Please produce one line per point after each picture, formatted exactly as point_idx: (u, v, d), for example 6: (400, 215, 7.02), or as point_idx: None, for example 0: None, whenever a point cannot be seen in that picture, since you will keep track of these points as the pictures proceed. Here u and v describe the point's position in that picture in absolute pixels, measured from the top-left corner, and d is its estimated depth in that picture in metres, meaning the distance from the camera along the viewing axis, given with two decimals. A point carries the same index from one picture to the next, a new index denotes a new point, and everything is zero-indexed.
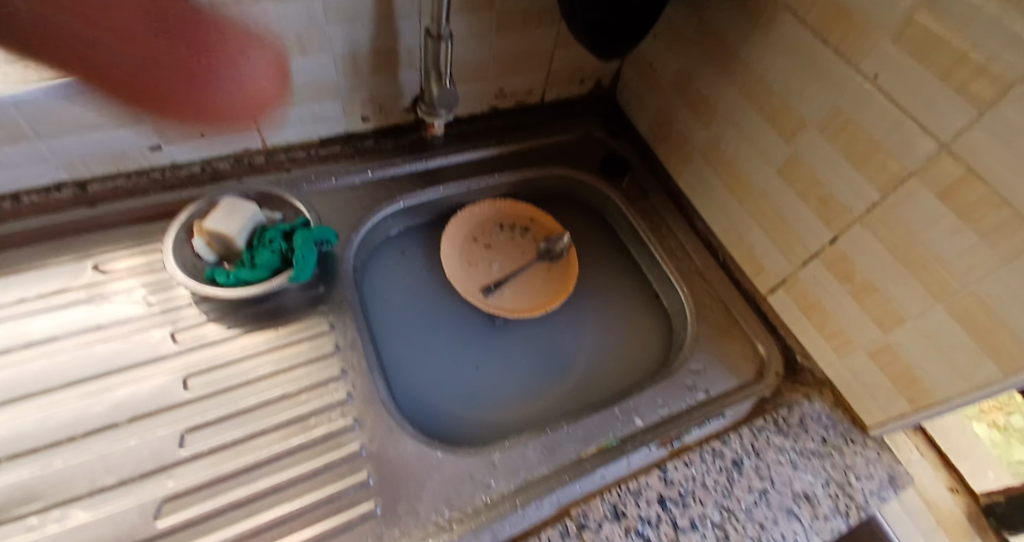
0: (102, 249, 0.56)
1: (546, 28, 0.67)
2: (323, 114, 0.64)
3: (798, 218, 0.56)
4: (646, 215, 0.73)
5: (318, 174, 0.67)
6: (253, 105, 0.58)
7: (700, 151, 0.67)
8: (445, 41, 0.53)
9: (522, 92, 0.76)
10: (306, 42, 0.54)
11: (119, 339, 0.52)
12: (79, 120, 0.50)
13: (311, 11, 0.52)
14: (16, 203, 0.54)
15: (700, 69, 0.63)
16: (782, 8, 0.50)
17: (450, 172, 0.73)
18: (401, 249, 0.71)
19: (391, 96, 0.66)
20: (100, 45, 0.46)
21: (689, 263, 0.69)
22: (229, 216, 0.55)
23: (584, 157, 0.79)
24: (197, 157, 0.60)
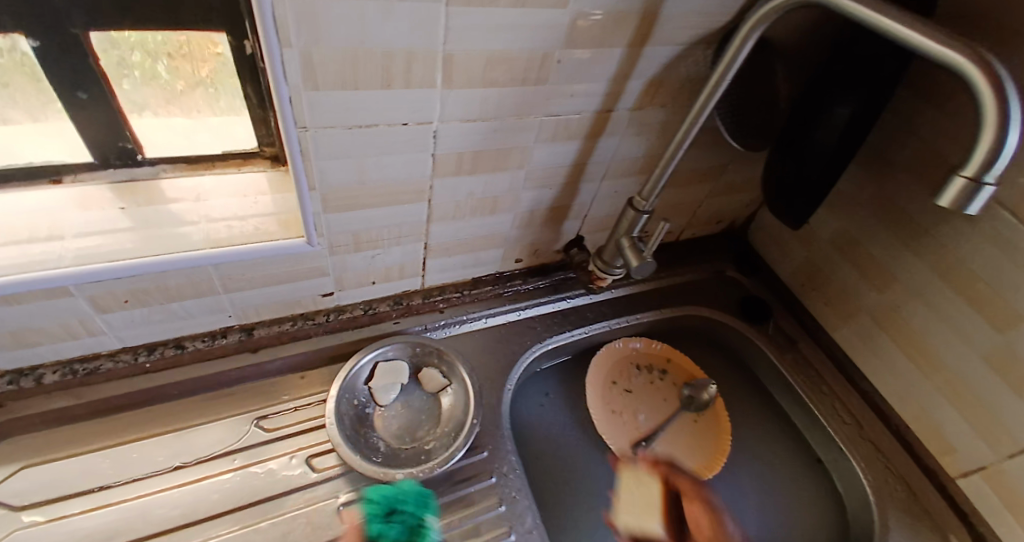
0: (263, 402, 0.53)
1: (706, 183, 0.67)
2: (484, 259, 0.62)
3: (1006, 410, 0.52)
4: (802, 370, 0.69)
5: (469, 315, 0.64)
6: (428, 254, 0.57)
7: (870, 313, 0.63)
8: (646, 214, 0.51)
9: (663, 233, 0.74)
10: (498, 203, 0.54)
11: (286, 517, 0.46)
12: (269, 278, 0.49)
13: (514, 180, 0.52)
14: (180, 350, 0.52)
15: (872, 236, 0.61)
16: (994, 202, 0.49)
17: (595, 313, 0.70)
18: (544, 391, 0.67)
19: (548, 241, 0.65)
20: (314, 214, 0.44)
21: (858, 430, 0.64)
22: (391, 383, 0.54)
23: (720, 296, 0.76)
24: (360, 300, 0.58)
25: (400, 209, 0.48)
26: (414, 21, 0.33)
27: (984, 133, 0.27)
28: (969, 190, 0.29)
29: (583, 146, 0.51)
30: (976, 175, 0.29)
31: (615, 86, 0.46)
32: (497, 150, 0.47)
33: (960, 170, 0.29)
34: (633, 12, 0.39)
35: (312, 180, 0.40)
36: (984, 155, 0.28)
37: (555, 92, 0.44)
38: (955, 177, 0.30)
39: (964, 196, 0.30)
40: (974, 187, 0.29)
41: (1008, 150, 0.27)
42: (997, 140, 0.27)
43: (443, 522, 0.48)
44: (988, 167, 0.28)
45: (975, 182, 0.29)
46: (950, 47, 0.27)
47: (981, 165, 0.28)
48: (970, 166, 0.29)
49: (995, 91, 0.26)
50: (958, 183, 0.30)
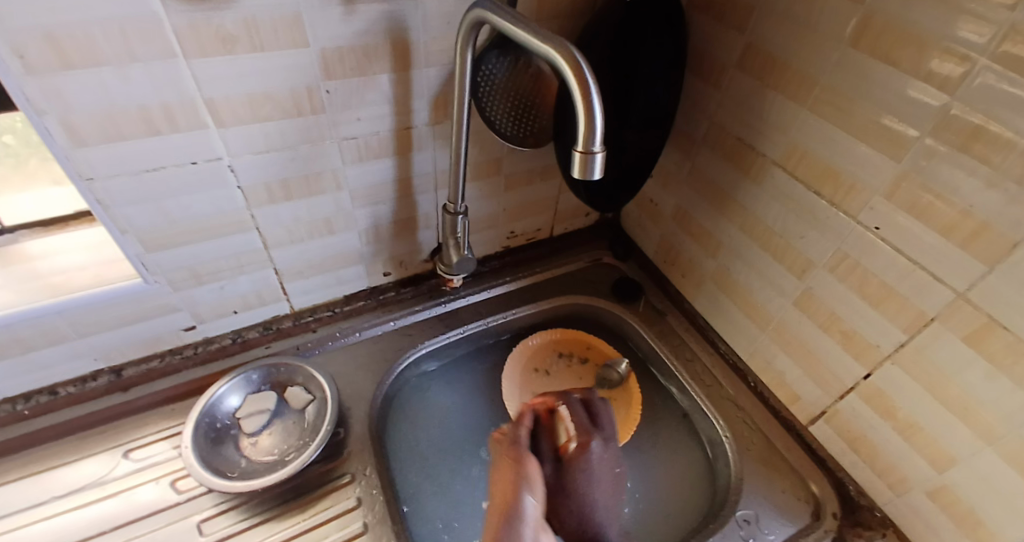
0: (132, 435, 0.56)
1: (551, 180, 0.72)
2: (347, 277, 0.67)
3: (827, 353, 0.55)
4: (667, 340, 0.73)
5: (342, 330, 0.68)
6: (282, 279, 0.61)
7: (711, 279, 0.68)
8: (462, 215, 0.56)
9: (532, 230, 0.79)
10: (334, 223, 0.59)
11: (146, 535, 0.49)
12: (118, 318, 0.54)
13: (340, 201, 0.57)
14: (54, 396, 0.56)
15: (698, 207, 0.66)
16: (770, 163, 0.55)
17: (470, 313, 0.74)
18: (426, 392, 0.69)
19: (409, 252, 0.69)
20: (127, 248, 0.48)
21: (719, 389, 0.67)
22: (260, 409, 0.57)
23: (596, 282, 0.81)
24: (227, 330, 0.62)
25: (228, 241, 0.53)
26: (157, 79, 0.39)
27: (578, 110, 0.31)
28: (586, 161, 0.33)
29: (397, 162, 0.57)
30: (585, 146, 0.32)
31: (399, 106, 0.52)
32: (308, 175, 0.53)
33: (576, 144, 0.33)
34: (380, 45, 0.46)
35: (119, 225, 0.46)
36: (584, 127, 0.32)
37: (339, 119, 0.50)
38: (575, 151, 0.33)
39: (585, 166, 0.33)
40: (588, 158, 0.33)
41: (598, 122, 0.31)
42: (587, 113, 0.31)
43: (288, 524, 0.51)
44: (589, 137, 0.32)
45: (587, 153, 0.32)
46: (548, 44, 0.32)
47: (585, 138, 0.32)
48: (578, 140, 0.32)
49: (575, 73, 0.30)
50: (577, 156, 0.33)
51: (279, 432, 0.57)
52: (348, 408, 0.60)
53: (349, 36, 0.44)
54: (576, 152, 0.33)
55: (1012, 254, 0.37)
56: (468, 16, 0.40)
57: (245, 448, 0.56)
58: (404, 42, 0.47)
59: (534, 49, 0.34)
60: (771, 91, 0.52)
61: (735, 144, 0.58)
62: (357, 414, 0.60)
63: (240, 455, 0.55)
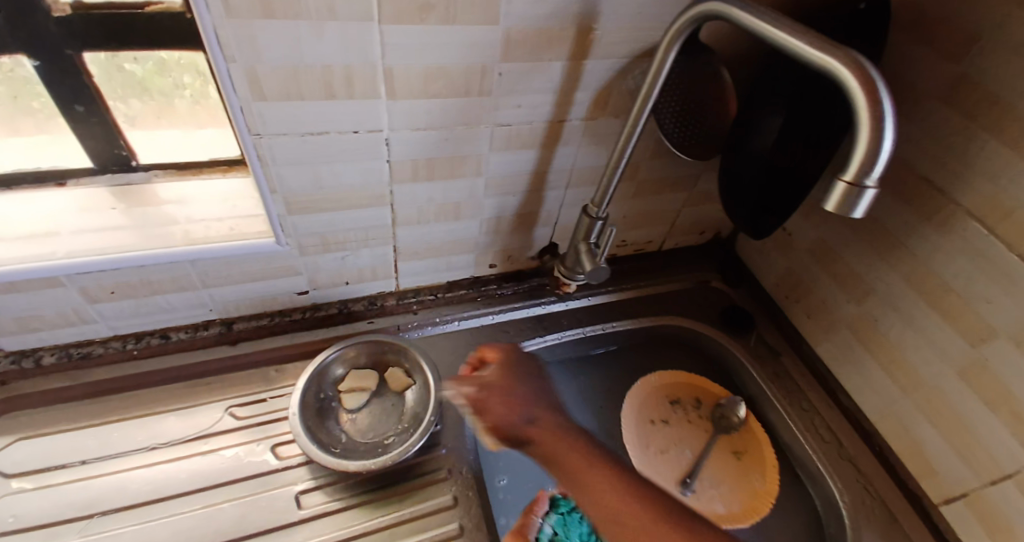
0: (237, 391, 0.56)
1: (679, 193, 0.67)
2: (457, 263, 0.65)
3: (986, 432, 0.49)
4: (782, 384, 0.67)
5: (443, 317, 0.66)
6: (398, 257, 0.60)
7: (845, 326, 0.63)
8: (600, 222, 0.52)
9: (643, 242, 0.75)
10: (462, 209, 0.57)
11: (245, 497, 0.49)
12: (244, 275, 0.53)
13: (474, 187, 0.55)
14: (166, 339, 0.56)
15: (849, 248, 0.60)
16: (963, 214, 0.48)
17: (568, 319, 0.71)
18: None
19: (520, 247, 0.67)
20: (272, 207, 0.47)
21: (839, 449, 0.62)
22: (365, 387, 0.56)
23: (703, 306, 0.76)
24: (337, 298, 0.62)
25: (362, 214, 0.52)
26: (347, 40, 0.37)
27: (859, 136, 0.26)
28: (851, 196, 0.28)
29: (539, 154, 0.54)
30: (856, 178, 0.27)
31: (561, 98, 0.48)
32: (453, 157, 0.50)
33: (842, 172, 0.28)
34: (565, 29, 0.42)
35: (271, 184, 0.45)
36: (862, 157, 0.27)
37: (500, 104, 0.47)
38: (839, 179, 0.28)
39: (847, 201, 0.28)
40: (854, 193, 0.28)
41: (885, 153, 0.26)
42: (873, 142, 0.26)
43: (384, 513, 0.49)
44: (866, 171, 0.27)
45: (855, 186, 0.27)
46: (828, 56, 0.27)
47: (859, 169, 0.27)
48: (851, 168, 0.27)
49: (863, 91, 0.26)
50: (840, 187, 0.28)
51: (379, 414, 0.56)
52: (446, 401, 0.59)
53: (538, 17, 0.41)
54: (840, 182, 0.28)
55: None
56: (694, 10, 0.35)
57: (346, 423, 0.55)
58: (590, 29, 0.43)
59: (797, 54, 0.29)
60: (986, 133, 0.45)
61: (917, 185, 0.52)
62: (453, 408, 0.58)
63: (341, 431, 0.54)
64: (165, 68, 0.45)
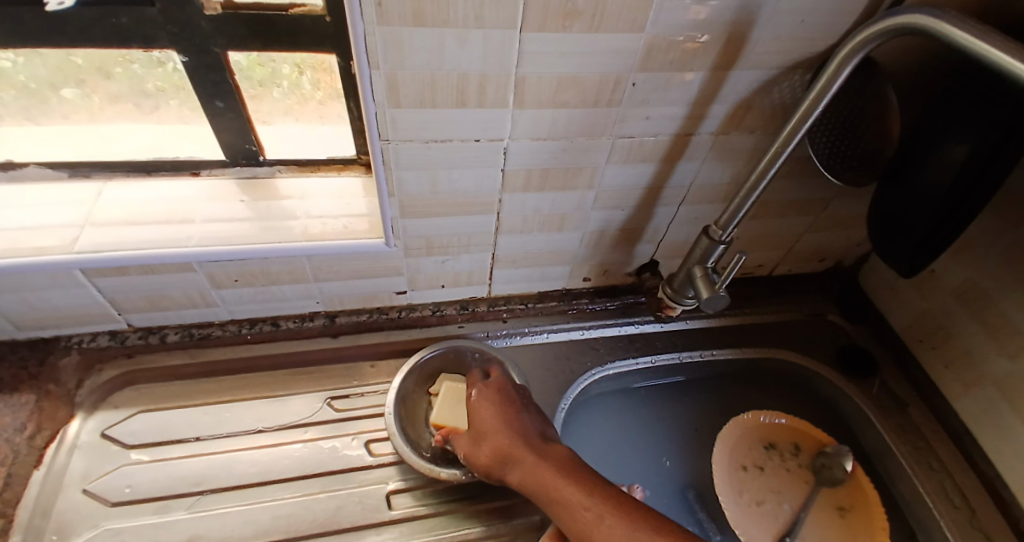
0: (336, 384, 0.57)
1: (803, 216, 0.61)
2: (552, 275, 0.63)
3: None
4: (907, 439, 0.59)
5: (532, 328, 0.65)
6: (496, 264, 0.58)
7: (1000, 386, 0.54)
8: (722, 245, 0.48)
9: (752, 265, 0.69)
10: (568, 220, 0.54)
11: (336, 491, 0.50)
12: (351, 271, 0.55)
13: (583, 199, 0.52)
14: (274, 327, 0.59)
15: (1013, 297, 0.51)
16: None
17: (662, 342, 0.67)
18: (601, 415, 0.63)
19: (619, 263, 0.63)
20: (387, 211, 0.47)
21: (984, 528, 0.53)
22: None
23: (814, 341, 0.69)
24: (431, 300, 0.62)
25: (469, 220, 0.51)
26: (488, 47, 0.35)
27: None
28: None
29: (658, 169, 0.50)
30: None
31: (694, 110, 0.45)
32: (569, 168, 0.48)
33: None
34: (714, 36, 0.38)
35: (391, 188, 0.45)
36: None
37: (627, 115, 0.44)
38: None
39: None
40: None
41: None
42: None
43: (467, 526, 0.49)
44: None
45: None
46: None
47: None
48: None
49: None
50: None
51: None
52: None
53: (688, 24, 0.37)
54: None
55: None
56: (887, 22, 0.31)
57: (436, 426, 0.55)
58: (742, 37, 0.39)
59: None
60: None
61: None
62: None
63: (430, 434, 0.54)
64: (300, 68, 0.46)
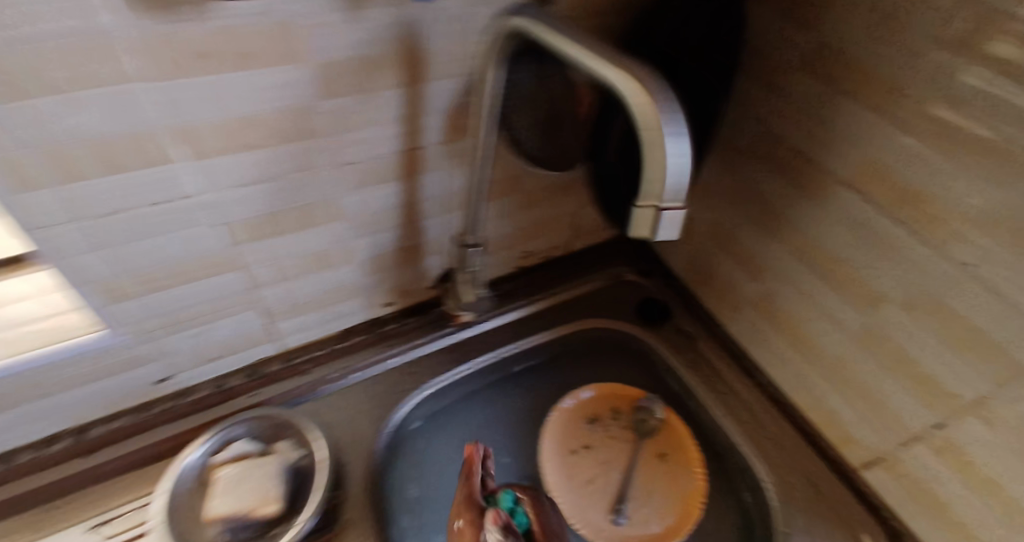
0: (102, 505, 0.49)
1: (570, 195, 0.65)
2: (344, 311, 0.60)
3: (890, 394, 0.50)
4: (700, 369, 0.67)
5: (337, 371, 0.61)
6: (268, 321, 0.55)
7: (750, 303, 0.63)
8: (475, 248, 0.50)
9: (548, 249, 0.73)
10: (331, 255, 0.52)
11: None
12: (84, 375, 0.47)
13: (336, 232, 0.50)
14: (10, 464, 0.49)
15: (738, 228, 0.60)
16: (834, 181, 0.46)
17: (482, 343, 0.68)
18: (429, 436, 0.62)
19: (415, 280, 0.63)
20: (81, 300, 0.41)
21: (763, 428, 0.62)
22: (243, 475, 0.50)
23: (617, 302, 0.75)
24: (207, 379, 0.57)
25: (210, 285, 0.47)
26: (108, 108, 0.31)
27: (648, 161, 0.25)
28: (653, 221, 0.26)
29: (402, 186, 0.50)
30: (658, 202, 0.25)
31: (406, 125, 0.44)
32: (299, 207, 0.45)
33: (641, 197, 0.26)
34: (382, 55, 0.38)
35: (79, 277, 0.39)
36: (656, 182, 0.25)
37: (335, 144, 0.42)
38: (642, 207, 0.26)
39: (653, 226, 0.26)
40: (658, 218, 0.26)
41: (678, 176, 0.25)
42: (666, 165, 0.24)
43: None
44: (662, 190, 0.25)
45: (657, 210, 0.26)
46: (614, 66, 0.26)
47: (656, 193, 0.25)
48: (649, 194, 0.25)
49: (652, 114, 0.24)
50: (644, 212, 0.26)
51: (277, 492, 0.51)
52: (346, 463, 0.55)
53: (346, 47, 0.36)
54: (641, 209, 0.26)
55: None
56: (508, 25, 0.33)
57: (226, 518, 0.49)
58: (415, 50, 0.39)
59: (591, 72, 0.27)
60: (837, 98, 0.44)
61: (790, 155, 0.49)
62: (355, 473, 0.54)
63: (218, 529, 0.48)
64: None
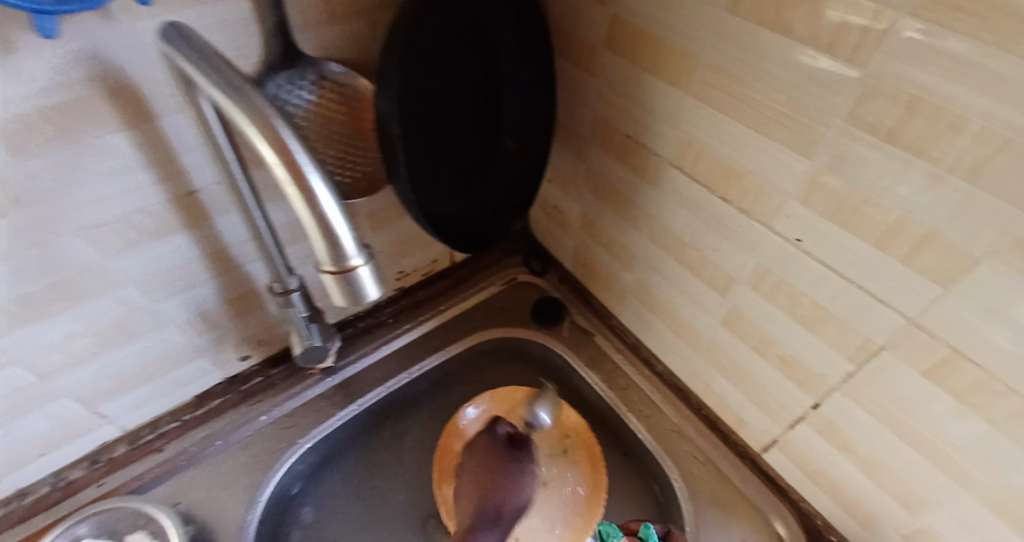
0: None
1: None
2: (188, 377, 0.53)
3: (766, 376, 0.47)
4: (599, 367, 0.64)
5: (200, 441, 0.55)
6: (92, 404, 0.48)
7: (632, 294, 0.59)
8: (297, 292, 0.43)
9: (426, 264, 0.67)
10: (135, 326, 0.45)
11: None
12: None
13: (130, 300, 0.43)
14: None
15: (605, 217, 0.56)
16: (665, 164, 0.44)
17: (364, 380, 0.62)
18: (315, 491, 0.57)
19: (269, 327, 0.56)
20: None
21: (662, 420, 0.59)
22: None
23: (513, 309, 0.70)
24: (42, 475, 0.50)
25: None
26: None
27: (312, 228, 0.24)
28: (343, 287, 0.26)
29: (196, 236, 0.43)
30: (335, 265, 0.25)
31: (165, 172, 0.38)
32: (57, 285, 0.38)
33: (326, 261, 0.26)
34: (83, 95, 0.31)
35: None
36: (324, 245, 0.24)
37: (70, 209, 0.35)
38: (326, 272, 0.26)
39: (350, 291, 0.26)
40: (348, 279, 0.26)
41: (343, 239, 0.24)
42: (328, 235, 0.24)
43: None
44: (334, 255, 0.25)
45: (341, 275, 0.26)
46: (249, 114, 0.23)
47: (329, 256, 0.25)
48: (326, 258, 0.25)
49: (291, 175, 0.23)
50: (330, 277, 0.26)
51: None
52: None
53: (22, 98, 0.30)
54: (327, 275, 0.26)
55: (970, 272, 0.27)
56: (161, 43, 0.27)
57: None
58: (124, 84, 0.33)
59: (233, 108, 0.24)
60: (647, 76, 0.40)
61: (623, 140, 0.47)
62: None
63: None
64: None
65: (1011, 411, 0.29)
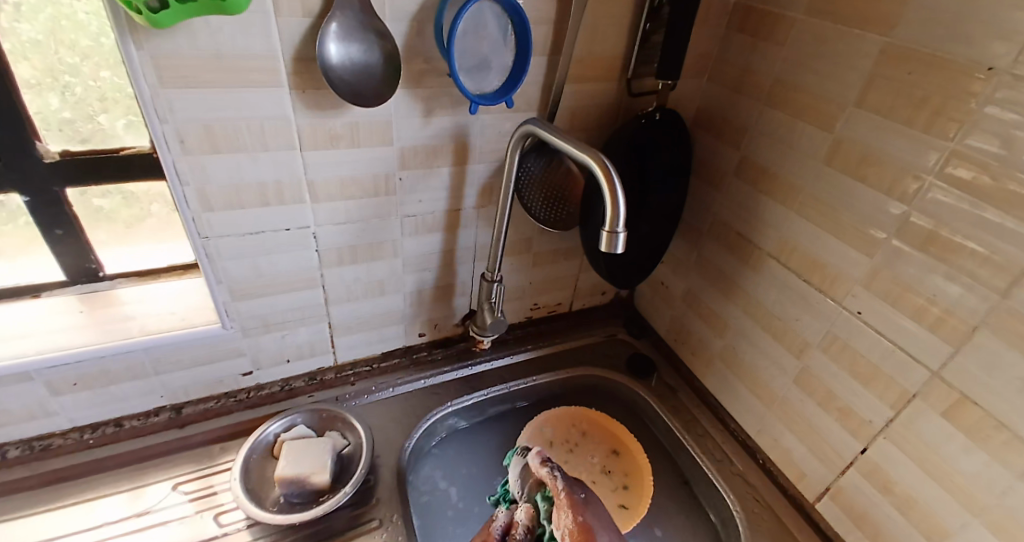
0: (181, 470, 0.62)
1: (572, 260, 0.82)
2: (387, 335, 0.74)
3: (825, 427, 0.60)
4: (678, 414, 0.78)
5: (377, 385, 0.74)
6: (335, 333, 0.69)
7: (719, 357, 0.76)
8: (498, 283, 0.66)
9: (554, 304, 0.87)
10: (386, 285, 0.68)
11: None
12: (193, 360, 0.62)
13: (394, 266, 0.66)
14: (119, 428, 0.63)
15: (707, 293, 0.75)
16: (765, 254, 0.64)
17: (494, 377, 0.80)
18: (444, 450, 0.73)
19: (446, 316, 0.77)
20: (216, 295, 0.57)
21: (730, 464, 0.71)
22: (301, 458, 0.60)
23: (612, 356, 0.87)
24: (278, 378, 0.70)
25: (297, 296, 0.62)
26: (278, 165, 0.51)
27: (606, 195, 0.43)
28: (612, 239, 0.44)
29: (445, 237, 0.67)
30: (611, 227, 0.44)
31: (454, 193, 0.63)
32: (371, 244, 0.62)
33: (605, 225, 0.45)
34: (448, 143, 0.58)
35: (219, 276, 0.56)
36: (611, 212, 0.44)
37: (405, 200, 0.61)
38: (603, 233, 0.45)
39: (611, 242, 0.45)
40: (613, 236, 0.44)
41: (621, 210, 0.43)
42: (613, 207, 0.43)
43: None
44: (615, 221, 0.44)
45: (612, 233, 0.44)
46: (581, 148, 0.46)
47: (611, 221, 0.44)
48: (607, 223, 0.44)
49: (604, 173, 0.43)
50: (605, 235, 0.45)
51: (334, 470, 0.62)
52: (379, 458, 0.66)
53: (425, 138, 0.56)
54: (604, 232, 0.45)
55: (972, 336, 0.44)
56: (522, 128, 0.53)
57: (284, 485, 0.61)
58: (466, 142, 0.59)
59: (571, 153, 0.47)
60: (762, 196, 0.63)
61: (734, 237, 0.69)
62: (387, 464, 0.65)
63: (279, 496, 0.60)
64: (110, 195, 0.57)
65: (1003, 441, 0.43)
